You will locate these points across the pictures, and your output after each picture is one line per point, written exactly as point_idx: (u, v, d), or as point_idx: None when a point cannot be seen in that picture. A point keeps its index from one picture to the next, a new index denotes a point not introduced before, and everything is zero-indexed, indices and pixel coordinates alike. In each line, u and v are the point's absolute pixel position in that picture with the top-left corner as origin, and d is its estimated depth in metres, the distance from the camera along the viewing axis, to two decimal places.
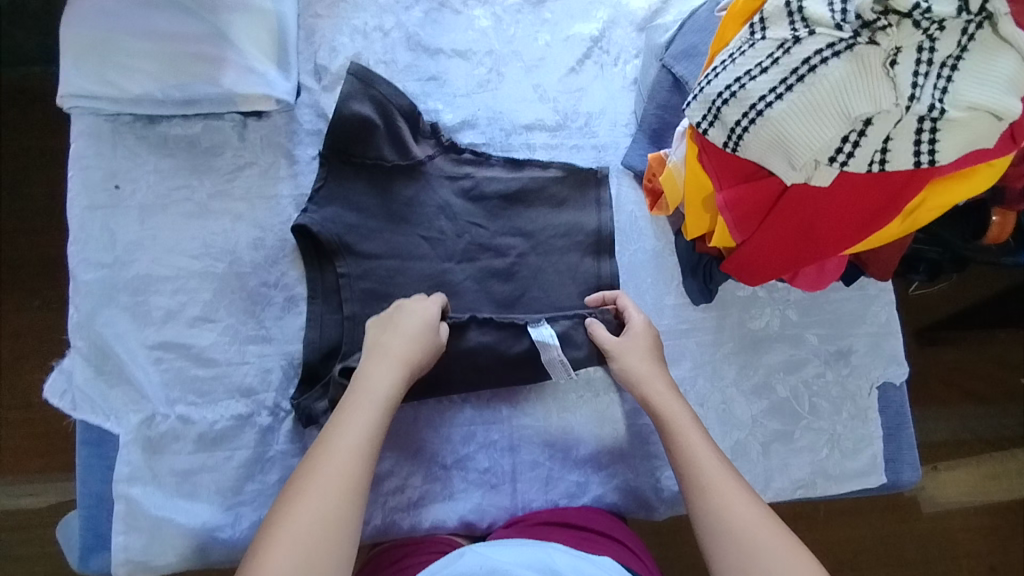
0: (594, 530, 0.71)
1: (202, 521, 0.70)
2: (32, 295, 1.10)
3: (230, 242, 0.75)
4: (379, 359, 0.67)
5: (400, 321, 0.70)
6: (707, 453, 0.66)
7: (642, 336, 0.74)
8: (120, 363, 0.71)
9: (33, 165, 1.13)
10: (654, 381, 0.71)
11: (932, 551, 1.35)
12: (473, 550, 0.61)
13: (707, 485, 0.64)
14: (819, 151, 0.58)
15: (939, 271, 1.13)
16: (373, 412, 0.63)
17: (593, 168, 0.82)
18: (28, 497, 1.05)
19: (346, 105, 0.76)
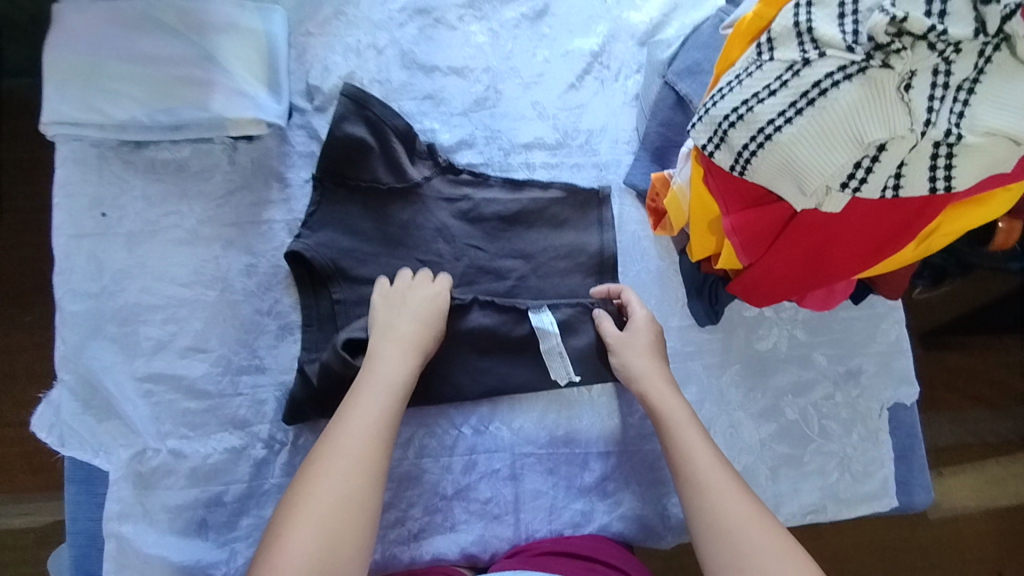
0: (601, 561, 0.68)
1: (196, 559, 0.68)
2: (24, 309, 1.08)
3: (222, 269, 0.73)
4: (392, 343, 0.67)
5: (409, 301, 0.70)
6: (705, 453, 0.64)
7: (646, 330, 0.72)
8: (108, 397, 0.69)
9: (22, 184, 1.10)
10: (655, 377, 0.70)
11: (939, 557, 1.34)
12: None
13: (708, 485, 0.62)
14: (831, 176, 0.56)
15: (944, 278, 1.12)
16: (389, 396, 0.63)
17: (595, 187, 0.80)
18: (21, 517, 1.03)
19: (339, 126, 0.74)
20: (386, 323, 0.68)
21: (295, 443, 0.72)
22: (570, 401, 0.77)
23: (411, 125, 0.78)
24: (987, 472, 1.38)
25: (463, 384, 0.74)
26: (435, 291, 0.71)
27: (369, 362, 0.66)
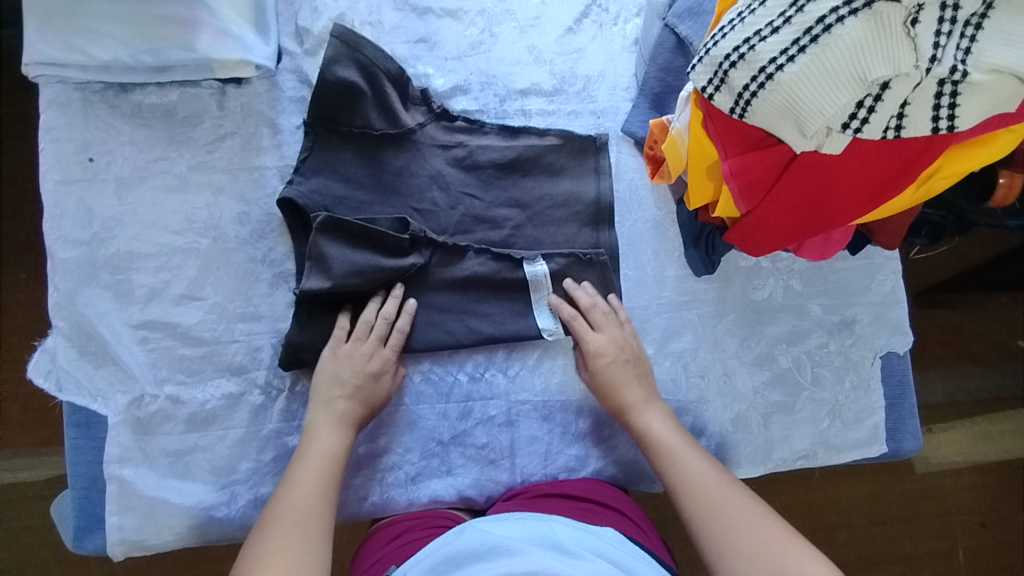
0: (596, 502, 0.70)
1: (197, 500, 0.69)
2: (19, 267, 1.10)
3: (214, 217, 0.72)
4: (324, 414, 0.68)
5: (353, 371, 0.69)
6: (686, 451, 0.69)
7: (602, 367, 0.73)
8: (105, 344, 0.69)
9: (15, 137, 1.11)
10: (631, 394, 0.73)
11: (924, 508, 1.37)
12: (473, 525, 0.61)
13: (702, 492, 0.66)
14: (832, 117, 0.55)
15: (941, 234, 1.15)
16: (327, 467, 0.66)
17: (592, 135, 0.78)
18: (25, 471, 1.05)
19: (330, 69, 0.72)
20: (327, 393, 0.69)
21: (292, 389, 0.72)
22: (565, 349, 0.77)
23: (405, 69, 0.76)
24: (976, 428, 1.40)
25: (457, 332, 0.73)
26: (382, 361, 0.71)
27: (306, 435, 0.67)
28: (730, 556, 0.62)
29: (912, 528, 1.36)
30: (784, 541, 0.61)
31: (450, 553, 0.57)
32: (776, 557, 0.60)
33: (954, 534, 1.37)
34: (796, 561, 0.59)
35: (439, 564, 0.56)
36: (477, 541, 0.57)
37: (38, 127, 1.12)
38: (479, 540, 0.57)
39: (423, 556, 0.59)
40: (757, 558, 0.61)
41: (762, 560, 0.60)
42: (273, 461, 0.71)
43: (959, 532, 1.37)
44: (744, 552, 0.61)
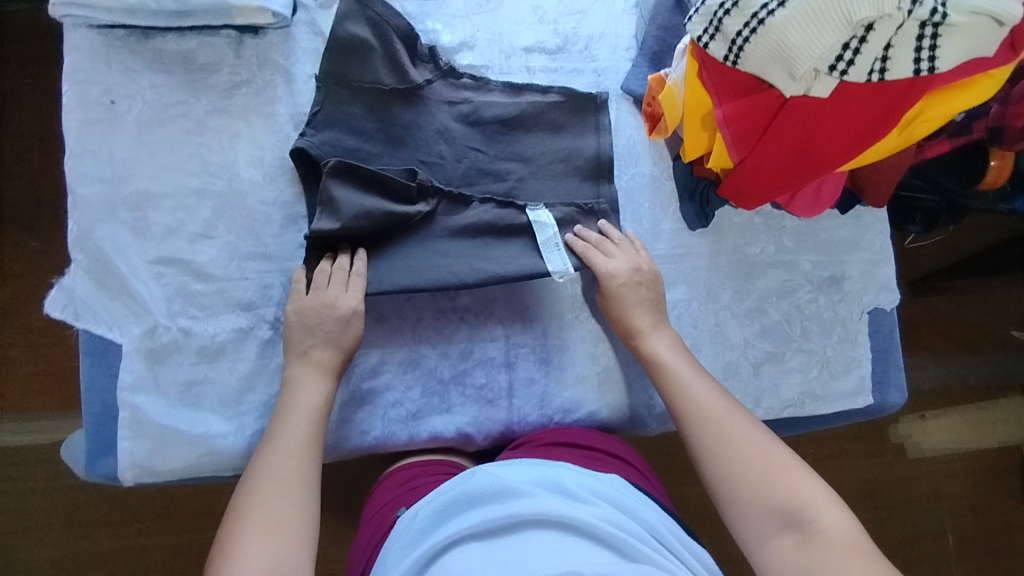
0: (600, 450, 0.72)
1: (206, 429, 0.72)
2: (30, 235, 1.19)
3: (228, 160, 0.75)
4: (302, 367, 0.70)
5: (321, 319, 0.70)
6: (693, 378, 0.72)
7: (615, 289, 0.74)
8: (121, 277, 0.72)
9: (41, 117, 1.20)
10: (642, 320, 0.75)
11: (914, 491, 1.39)
12: (482, 468, 0.61)
13: (710, 419, 0.69)
14: (819, 58, 0.58)
15: (935, 223, 1.18)
16: (310, 421, 0.67)
17: (593, 93, 0.81)
18: (33, 434, 1.18)
19: (342, 26, 0.75)
20: (299, 346, 0.70)
21: None
22: (562, 295, 0.81)
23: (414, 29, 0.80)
24: (967, 415, 1.43)
25: (463, 272, 0.73)
26: (346, 305, 0.70)
27: (287, 390, 0.69)
28: (734, 479, 0.65)
29: (902, 511, 1.38)
30: (791, 471, 0.64)
31: (460, 495, 0.57)
32: (779, 484, 0.63)
33: (943, 517, 1.40)
34: (798, 487, 0.62)
35: (451, 505, 0.57)
36: (485, 483, 0.57)
37: (59, 101, 1.19)
38: (487, 483, 0.57)
39: (433, 496, 0.61)
40: (762, 486, 0.63)
41: (765, 487, 0.63)
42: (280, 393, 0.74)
43: (947, 516, 1.40)
44: (749, 479, 0.64)
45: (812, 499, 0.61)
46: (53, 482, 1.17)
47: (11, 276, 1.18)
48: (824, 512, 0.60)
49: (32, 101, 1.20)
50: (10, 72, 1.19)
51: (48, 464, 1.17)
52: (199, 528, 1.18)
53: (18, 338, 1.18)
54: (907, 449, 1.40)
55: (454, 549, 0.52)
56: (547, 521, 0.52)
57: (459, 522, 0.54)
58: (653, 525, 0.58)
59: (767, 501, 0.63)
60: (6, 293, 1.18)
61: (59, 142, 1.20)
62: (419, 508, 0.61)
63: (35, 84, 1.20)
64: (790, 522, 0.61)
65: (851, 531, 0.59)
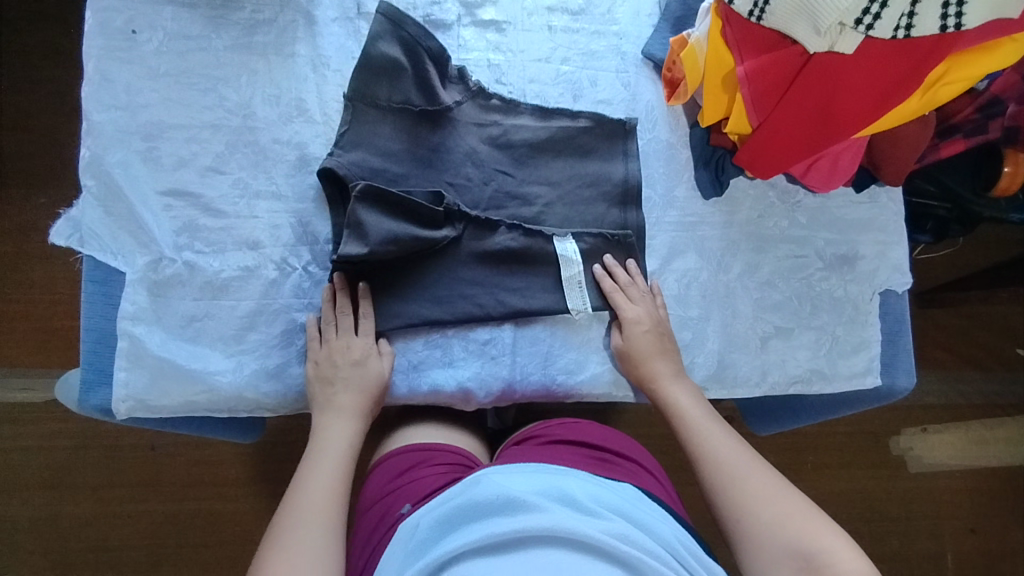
0: (612, 450, 0.72)
1: (204, 365, 0.71)
2: (39, 189, 1.18)
3: (245, 98, 0.75)
4: (331, 412, 0.70)
5: (342, 367, 0.71)
6: (711, 425, 0.70)
7: (636, 334, 0.74)
8: (129, 205, 0.71)
9: (59, 71, 1.20)
10: (660, 367, 0.74)
11: (914, 508, 1.37)
12: (490, 477, 0.58)
13: (722, 460, 0.66)
14: (845, 11, 0.58)
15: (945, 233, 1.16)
16: (340, 463, 0.67)
17: (622, 118, 0.80)
18: (23, 392, 1.16)
19: (374, 45, 0.74)
20: (324, 396, 0.71)
21: (306, 268, 0.75)
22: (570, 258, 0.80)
23: (445, 48, 0.78)
24: (970, 431, 1.41)
25: (488, 305, 0.75)
26: (363, 347, 0.72)
27: (315, 437, 0.69)
28: (745, 522, 0.61)
29: (901, 526, 1.36)
30: (806, 515, 0.59)
31: (466, 505, 0.53)
32: (789, 527, 0.58)
33: (940, 533, 1.37)
34: (811, 530, 0.58)
35: (456, 517, 0.53)
36: (492, 492, 0.54)
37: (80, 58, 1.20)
38: (494, 492, 0.54)
39: (437, 504, 0.58)
40: (772, 527, 0.59)
41: (777, 528, 0.59)
42: (282, 335, 0.73)
43: (945, 532, 1.37)
44: (759, 519, 0.60)
45: (825, 542, 0.56)
46: (40, 442, 1.16)
47: (17, 229, 1.18)
48: (840, 555, 0.55)
49: (53, 60, 1.20)
50: (35, 27, 1.20)
51: (38, 422, 1.16)
52: (186, 498, 1.17)
53: (16, 293, 1.17)
54: (908, 462, 1.37)
55: (452, 565, 0.47)
56: (558, 538, 0.47)
57: (462, 534, 0.50)
58: (670, 541, 0.54)
59: (778, 543, 0.58)
60: (10, 243, 1.17)
61: (76, 102, 1.20)
62: (421, 517, 0.58)
63: (57, 43, 1.20)
64: (802, 564, 0.56)
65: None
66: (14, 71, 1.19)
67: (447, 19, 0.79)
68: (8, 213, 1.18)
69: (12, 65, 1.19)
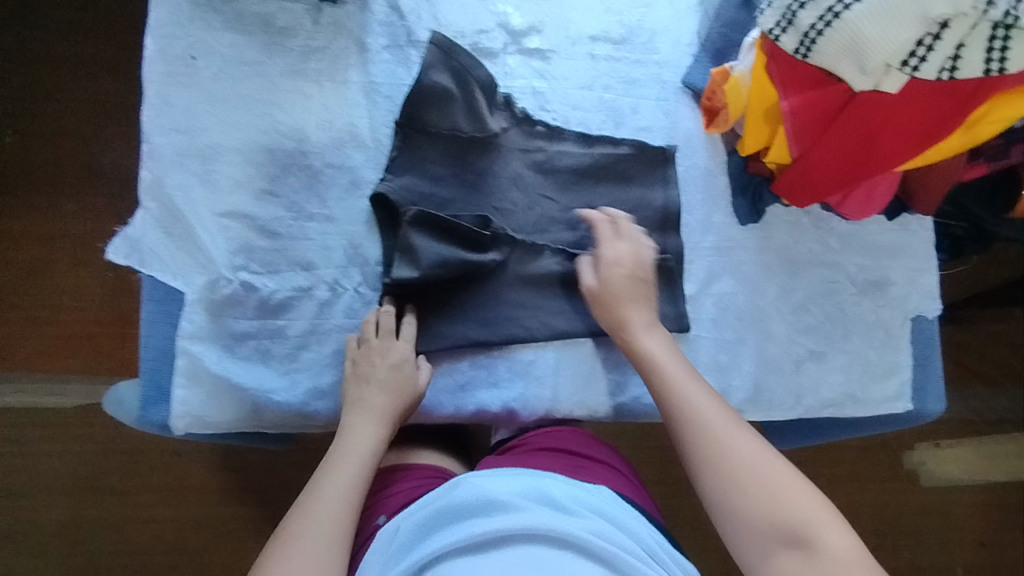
0: (593, 459, 0.74)
1: (259, 383, 0.73)
2: (70, 199, 1.20)
3: (299, 123, 0.77)
4: (361, 413, 0.71)
5: (378, 370, 0.72)
6: (690, 382, 0.69)
7: (615, 271, 0.75)
8: (188, 226, 0.73)
9: (92, 82, 1.22)
10: (636, 317, 0.74)
11: (926, 522, 1.39)
12: (468, 479, 0.61)
13: (706, 423, 0.65)
14: (892, 53, 0.60)
15: (962, 251, 1.19)
16: (363, 468, 0.68)
17: (662, 146, 0.83)
18: (53, 397, 1.18)
19: (426, 74, 0.76)
20: (356, 397, 0.72)
21: (357, 289, 0.77)
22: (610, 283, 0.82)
23: (493, 76, 0.80)
24: (980, 446, 1.43)
25: (533, 327, 0.78)
26: (402, 353, 0.73)
27: (344, 433, 0.70)
28: (733, 490, 0.61)
29: (912, 540, 1.38)
30: (790, 484, 0.60)
31: (447, 508, 0.57)
32: (779, 498, 0.59)
33: (951, 546, 1.39)
34: (799, 500, 0.59)
35: (434, 518, 0.57)
36: (472, 495, 0.57)
37: (113, 71, 1.22)
38: (474, 495, 0.57)
39: (416, 509, 0.61)
40: (761, 501, 0.59)
41: (767, 501, 0.59)
42: (334, 354, 0.76)
43: (955, 545, 1.39)
44: (748, 492, 0.60)
45: (815, 516, 0.58)
46: (70, 447, 1.17)
47: (53, 236, 1.19)
48: (828, 530, 0.57)
49: (88, 73, 1.22)
50: (72, 40, 1.21)
51: (70, 428, 1.18)
52: (217, 503, 1.19)
53: (47, 301, 1.19)
54: (920, 476, 1.39)
55: (436, 566, 0.52)
56: (538, 535, 0.51)
57: (444, 535, 0.54)
58: (647, 541, 0.58)
59: (767, 515, 0.59)
60: (42, 251, 1.19)
61: (107, 114, 1.21)
62: (399, 523, 0.61)
63: (93, 55, 1.22)
64: (791, 537, 0.57)
65: (853, 552, 0.56)
66: (52, 82, 1.21)
67: (494, 47, 0.81)
68: (42, 221, 1.19)
69: (49, 77, 1.21)
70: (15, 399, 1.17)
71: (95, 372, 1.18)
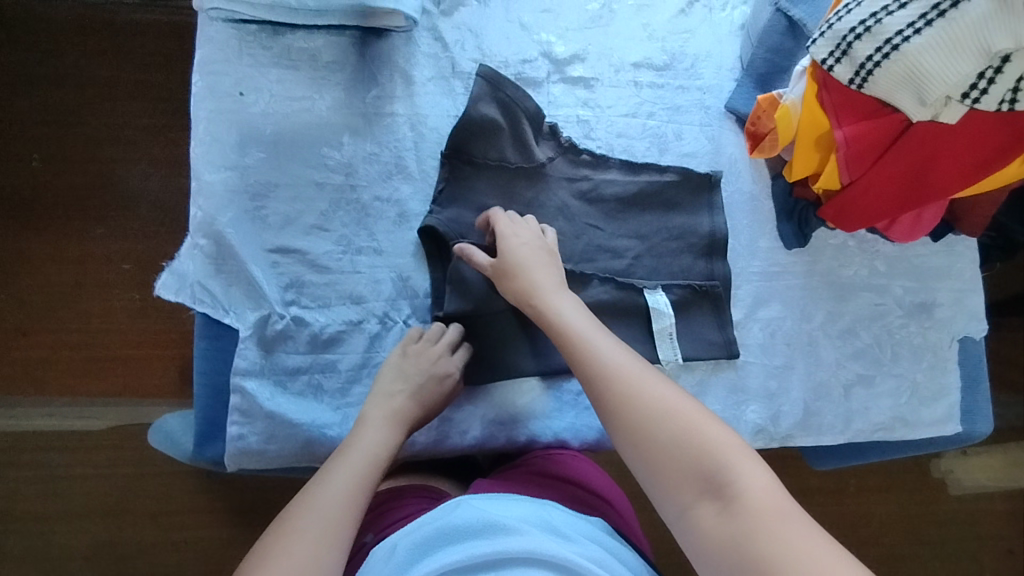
0: (592, 491, 0.71)
1: (313, 418, 0.73)
2: (97, 222, 1.11)
3: (347, 157, 0.77)
4: (379, 408, 0.70)
5: (418, 370, 0.71)
6: (600, 338, 0.64)
7: (514, 249, 0.71)
8: (240, 263, 0.73)
9: (108, 102, 1.13)
10: (545, 279, 0.70)
11: (956, 531, 1.35)
12: (467, 501, 0.59)
13: (614, 376, 0.60)
14: (953, 86, 0.60)
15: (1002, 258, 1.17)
16: (372, 465, 0.65)
17: (708, 172, 0.82)
18: (72, 421, 1.08)
19: (475, 106, 0.76)
20: (388, 388, 0.71)
21: (407, 322, 0.77)
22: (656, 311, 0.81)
23: (539, 105, 0.80)
24: (1009, 454, 1.40)
25: None
26: (447, 365, 0.73)
27: (358, 426, 0.69)
28: (644, 445, 0.56)
29: (943, 550, 1.34)
30: (703, 424, 0.56)
31: (446, 527, 0.54)
32: (693, 442, 0.55)
33: (983, 556, 1.36)
34: (712, 443, 0.54)
35: (432, 539, 0.54)
36: (473, 517, 0.55)
37: (128, 91, 1.13)
38: (474, 517, 0.55)
39: (414, 527, 0.57)
40: (676, 449, 0.55)
41: (684, 450, 0.55)
42: None
43: (987, 555, 1.36)
44: (662, 442, 0.56)
45: (728, 457, 0.54)
46: (84, 473, 1.07)
47: (78, 260, 1.09)
48: (747, 475, 0.52)
49: (104, 95, 1.13)
50: (88, 61, 1.13)
51: (86, 454, 1.07)
52: (235, 525, 1.09)
53: (68, 319, 1.09)
54: (948, 485, 1.36)
55: None
56: (534, 559, 0.50)
57: (444, 555, 0.51)
58: (635, 567, 0.58)
59: (681, 462, 0.54)
60: (69, 274, 1.09)
61: (126, 135, 1.12)
62: (398, 540, 0.57)
63: (111, 77, 1.13)
64: (707, 485, 0.53)
65: (769, 491, 0.52)
66: (65, 103, 1.12)
67: (538, 76, 0.81)
68: (66, 243, 1.10)
69: (65, 97, 1.12)
70: (42, 423, 1.07)
71: (120, 394, 1.09)
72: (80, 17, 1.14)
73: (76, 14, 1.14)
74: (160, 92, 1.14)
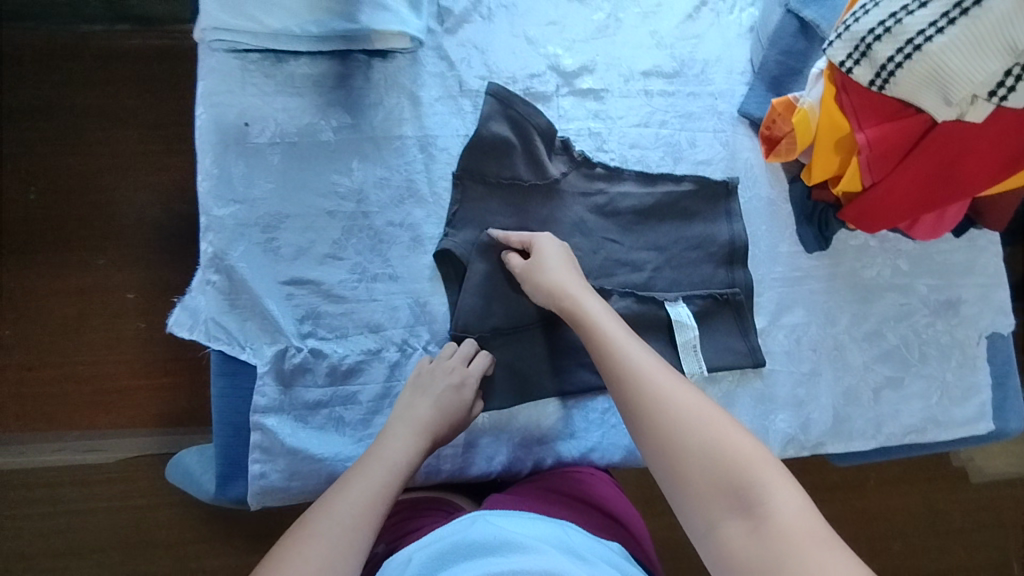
0: (613, 516, 0.67)
1: (336, 452, 0.71)
2: (99, 252, 1.07)
3: (357, 183, 0.75)
4: (403, 419, 0.68)
5: (435, 383, 0.70)
6: (630, 343, 0.62)
7: (541, 258, 0.71)
8: (254, 297, 0.72)
9: (103, 129, 1.10)
10: (574, 284, 0.69)
11: (980, 521, 1.31)
12: (486, 517, 0.56)
13: (644, 375, 0.58)
14: (980, 84, 0.58)
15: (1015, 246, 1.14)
16: (394, 477, 0.62)
17: (724, 179, 0.81)
18: (79, 453, 1.03)
19: (485, 126, 0.76)
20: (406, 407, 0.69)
21: (426, 348, 0.75)
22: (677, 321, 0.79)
23: (550, 121, 0.79)
24: None
25: None
26: (463, 375, 0.70)
27: (382, 436, 0.66)
28: (670, 448, 0.53)
29: (968, 542, 1.30)
30: (736, 435, 0.52)
31: (462, 542, 0.52)
32: (725, 452, 0.51)
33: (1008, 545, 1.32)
34: (744, 455, 0.50)
35: (446, 552, 0.52)
36: (489, 534, 0.53)
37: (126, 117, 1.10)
38: (491, 533, 0.53)
39: (430, 541, 0.55)
40: (705, 456, 0.51)
41: (715, 459, 0.51)
42: None
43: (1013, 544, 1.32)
44: (691, 447, 0.52)
45: (762, 474, 0.49)
46: (92, 504, 1.03)
47: (79, 291, 1.06)
48: (780, 496, 0.48)
49: (98, 123, 1.10)
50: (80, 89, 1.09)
51: (88, 488, 1.03)
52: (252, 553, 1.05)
53: (70, 351, 1.05)
54: (969, 474, 1.32)
55: None
56: None
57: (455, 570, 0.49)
58: None
59: (709, 472, 0.50)
60: (72, 309, 1.06)
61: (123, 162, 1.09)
62: (412, 553, 0.55)
63: (105, 104, 1.10)
64: (738, 501, 0.49)
65: (804, 516, 0.47)
66: (58, 135, 1.09)
67: (547, 90, 0.80)
68: (68, 275, 1.07)
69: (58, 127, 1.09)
70: (50, 459, 1.03)
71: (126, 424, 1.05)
72: (64, 46, 1.10)
73: (63, 44, 1.10)
74: (153, 117, 1.11)
